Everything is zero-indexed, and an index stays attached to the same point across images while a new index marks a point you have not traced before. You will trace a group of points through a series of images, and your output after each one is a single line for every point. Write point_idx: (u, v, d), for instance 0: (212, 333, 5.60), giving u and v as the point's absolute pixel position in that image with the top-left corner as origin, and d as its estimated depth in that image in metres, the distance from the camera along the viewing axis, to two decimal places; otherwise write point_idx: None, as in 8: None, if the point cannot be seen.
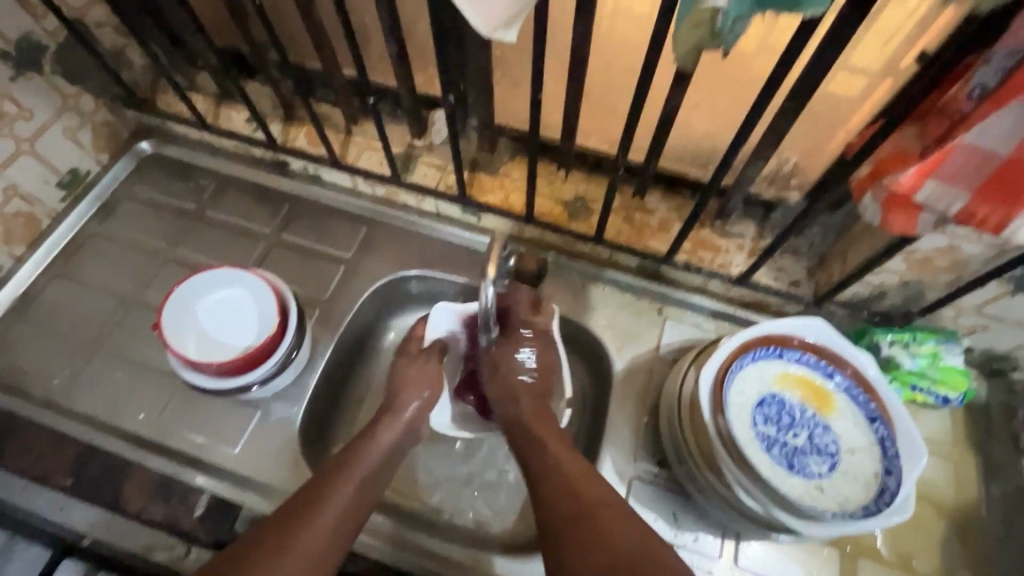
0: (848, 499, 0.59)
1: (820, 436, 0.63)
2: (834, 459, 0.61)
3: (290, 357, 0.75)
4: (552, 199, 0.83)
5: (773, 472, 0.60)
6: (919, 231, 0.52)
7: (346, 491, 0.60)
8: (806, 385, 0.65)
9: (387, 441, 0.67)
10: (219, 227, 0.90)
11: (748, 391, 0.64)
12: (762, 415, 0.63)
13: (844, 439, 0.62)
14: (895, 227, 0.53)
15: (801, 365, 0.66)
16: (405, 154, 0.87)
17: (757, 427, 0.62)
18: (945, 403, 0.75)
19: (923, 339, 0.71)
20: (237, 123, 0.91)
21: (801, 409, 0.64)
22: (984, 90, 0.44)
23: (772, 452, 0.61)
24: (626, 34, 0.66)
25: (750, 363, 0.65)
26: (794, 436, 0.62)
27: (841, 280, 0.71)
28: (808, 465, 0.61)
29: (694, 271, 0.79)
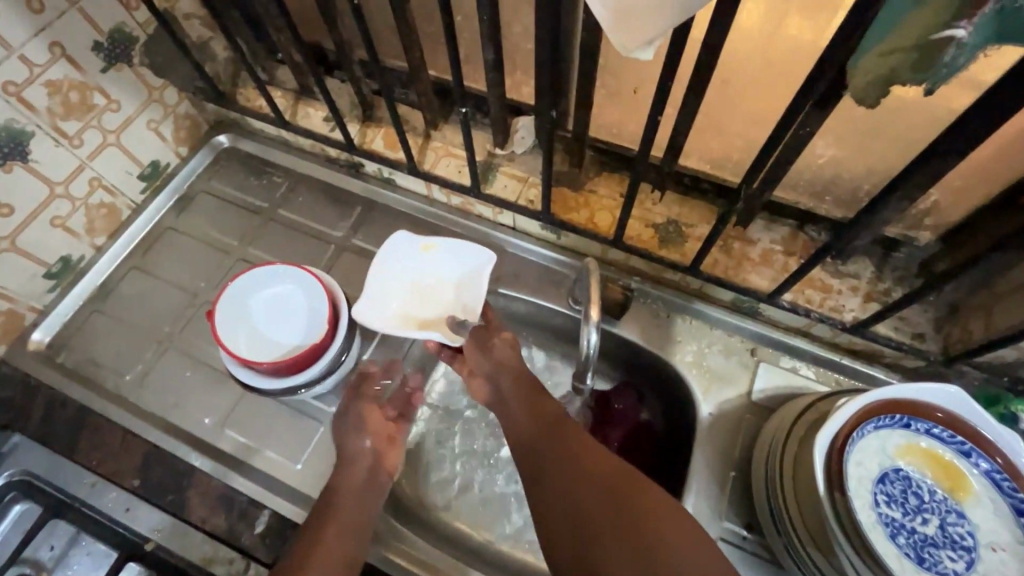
0: None
1: (953, 525, 0.54)
2: (971, 555, 0.53)
3: (338, 361, 0.70)
4: (642, 221, 0.77)
5: (900, 565, 0.52)
6: None
7: (335, 546, 0.57)
8: (936, 463, 0.57)
9: (358, 480, 0.64)
10: (291, 228, 0.88)
11: (868, 464, 0.56)
12: (885, 494, 0.55)
13: (983, 532, 0.54)
14: None
15: (932, 438, 0.57)
16: (485, 163, 0.82)
17: (879, 508, 0.54)
18: None
19: None
20: (314, 121, 0.88)
21: (931, 491, 0.56)
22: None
23: (898, 540, 0.53)
24: (755, 46, 0.58)
25: (871, 432, 0.57)
26: (922, 524, 0.54)
27: (984, 343, 0.61)
28: (941, 562, 0.52)
29: (800, 313, 0.71)
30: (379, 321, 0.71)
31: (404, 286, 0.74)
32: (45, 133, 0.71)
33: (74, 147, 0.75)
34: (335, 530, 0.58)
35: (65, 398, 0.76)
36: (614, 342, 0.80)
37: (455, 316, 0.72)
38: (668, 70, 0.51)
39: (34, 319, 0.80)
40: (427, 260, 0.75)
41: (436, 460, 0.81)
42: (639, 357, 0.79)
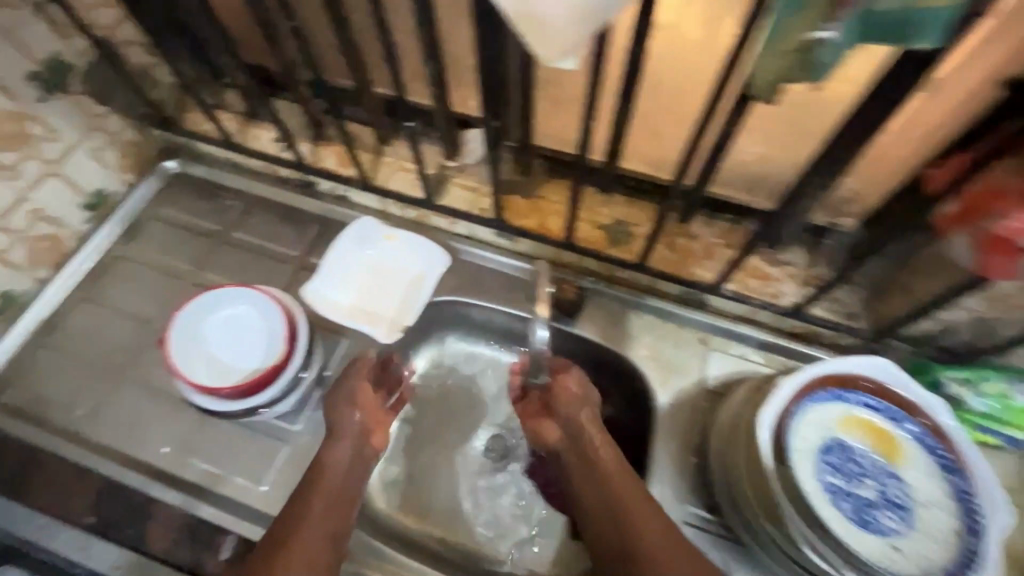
0: (926, 559, 0.54)
1: (890, 487, 0.58)
2: (908, 513, 0.57)
3: (299, 378, 0.70)
4: (591, 224, 0.80)
5: (843, 529, 0.55)
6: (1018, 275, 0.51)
7: (316, 522, 0.59)
8: (873, 430, 0.61)
9: (342, 457, 0.64)
10: (246, 250, 0.87)
11: (810, 437, 0.60)
12: (828, 464, 0.58)
13: (917, 492, 0.58)
14: (991, 271, 0.51)
15: (866, 409, 0.61)
16: (438, 175, 0.85)
17: (822, 477, 0.57)
18: (1011, 444, 0.70)
19: (994, 378, 0.65)
20: (265, 144, 0.89)
21: (868, 457, 0.59)
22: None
23: (841, 505, 0.56)
24: (678, 54, 0.62)
25: (810, 407, 0.61)
26: (863, 489, 0.57)
27: (907, 316, 0.66)
28: (880, 522, 0.56)
29: (743, 301, 0.75)
30: (321, 302, 0.78)
31: (358, 269, 0.81)
32: None
33: (12, 179, 0.73)
34: (316, 504, 0.60)
35: (12, 439, 0.73)
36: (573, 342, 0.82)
37: (392, 315, 0.79)
38: (597, 77, 0.54)
39: None
40: (387, 249, 0.82)
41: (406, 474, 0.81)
42: (597, 354, 0.81)
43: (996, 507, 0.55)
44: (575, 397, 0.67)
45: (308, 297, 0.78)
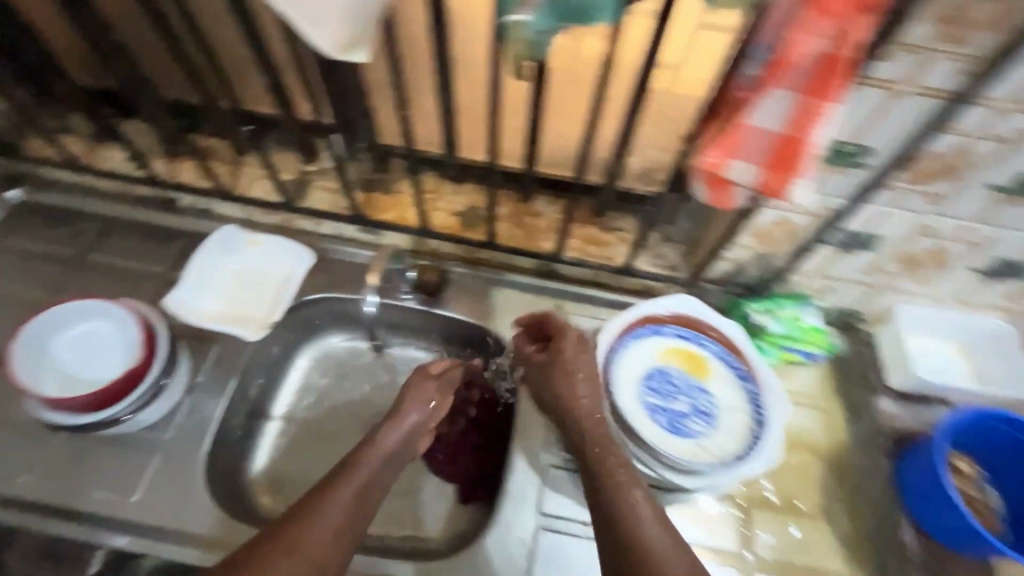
0: (725, 450, 0.65)
1: (699, 399, 0.69)
2: (712, 418, 0.67)
3: (161, 386, 0.71)
4: (447, 212, 0.88)
5: (660, 437, 0.65)
6: (736, 204, 0.54)
7: (341, 497, 0.58)
8: (687, 354, 0.72)
9: (393, 443, 0.64)
10: (106, 270, 0.86)
11: (634, 367, 0.69)
12: (648, 388, 0.68)
13: (720, 399, 0.69)
14: (715, 202, 0.54)
15: (680, 338, 0.72)
16: (298, 180, 0.89)
17: (643, 399, 0.67)
18: (811, 359, 0.84)
19: (784, 304, 0.80)
20: (117, 163, 0.89)
21: (683, 378, 0.70)
22: (746, 77, 0.46)
23: (658, 419, 0.66)
24: (483, 52, 0.72)
25: (632, 342, 0.71)
26: (677, 403, 0.68)
27: (707, 258, 0.78)
28: (690, 428, 0.66)
29: (584, 265, 0.85)
30: (186, 310, 0.79)
31: (225, 275, 0.83)
32: None
33: None
34: (352, 487, 0.59)
35: None
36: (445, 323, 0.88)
37: (258, 314, 0.80)
38: None
39: None
40: (251, 254, 0.84)
41: (292, 469, 0.83)
42: (468, 331, 0.87)
43: (776, 400, 0.68)
44: (585, 376, 0.64)
45: (171, 306, 0.79)
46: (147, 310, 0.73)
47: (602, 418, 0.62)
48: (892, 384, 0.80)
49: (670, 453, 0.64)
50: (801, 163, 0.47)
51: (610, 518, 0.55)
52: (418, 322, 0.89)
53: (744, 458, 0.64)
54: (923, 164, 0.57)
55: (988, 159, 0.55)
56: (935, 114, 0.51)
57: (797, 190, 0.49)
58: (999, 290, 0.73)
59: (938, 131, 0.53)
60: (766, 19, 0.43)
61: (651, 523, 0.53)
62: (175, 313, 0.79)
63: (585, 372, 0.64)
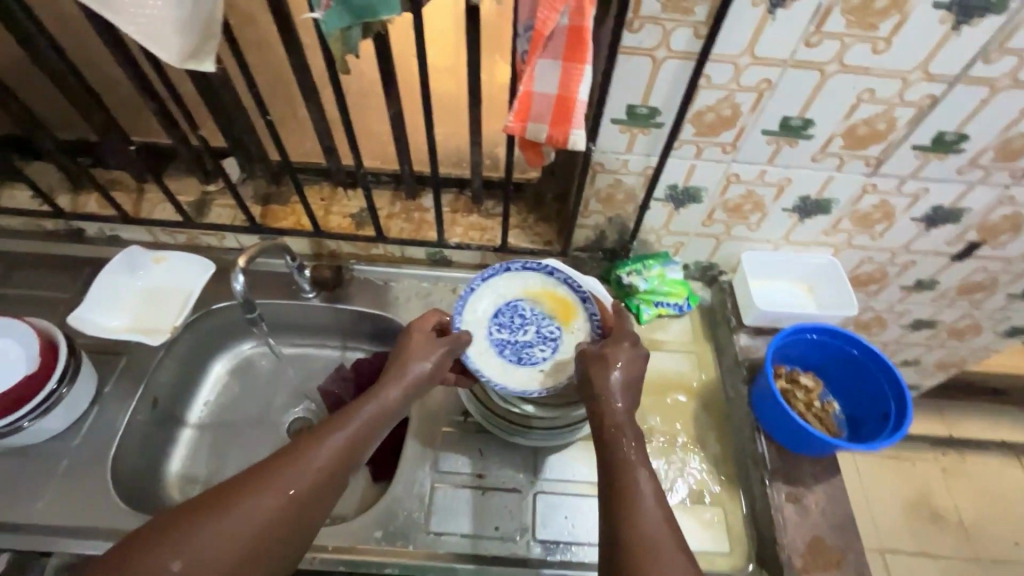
0: (564, 369, 0.75)
1: (546, 326, 0.79)
2: (556, 342, 0.77)
3: (58, 395, 0.74)
4: (341, 215, 0.95)
5: (503, 369, 0.75)
6: (548, 161, 0.65)
7: (338, 446, 0.60)
8: (537, 290, 0.81)
9: (391, 399, 0.65)
10: (14, 302, 0.90)
11: (485, 309, 0.79)
12: (497, 325, 0.78)
13: (563, 322, 0.79)
14: (531, 160, 0.65)
15: (528, 273, 0.81)
16: (198, 201, 0.95)
17: (492, 335, 0.77)
18: (679, 310, 0.94)
19: (651, 264, 0.91)
20: (21, 201, 0.94)
21: (531, 310, 0.80)
22: (522, 49, 0.56)
23: (504, 351, 0.76)
24: None
25: (483, 287, 0.80)
26: (523, 335, 0.78)
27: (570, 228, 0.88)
28: (535, 354, 0.77)
29: (468, 248, 0.93)
30: (89, 327, 0.83)
31: (131, 292, 0.88)
32: None
33: None
34: (346, 436, 0.61)
35: None
36: (349, 317, 0.95)
37: (160, 324, 0.85)
38: None
39: None
40: (156, 271, 0.90)
41: (209, 470, 0.87)
42: (373, 322, 0.95)
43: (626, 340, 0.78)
44: (625, 382, 0.67)
45: (75, 321, 0.83)
46: (50, 326, 0.78)
47: (630, 412, 0.65)
48: (748, 321, 0.90)
49: (512, 381, 0.74)
50: (572, 118, 0.57)
51: (630, 511, 0.56)
52: (325, 319, 0.96)
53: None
54: (704, 117, 0.68)
55: (751, 107, 0.67)
56: (691, 72, 0.63)
57: (579, 139, 0.58)
58: (814, 226, 0.84)
59: (699, 86, 0.65)
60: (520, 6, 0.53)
61: (651, 508, 0.57)
62: (78, 329, 0.83)
63: (623, 371, 0.67)
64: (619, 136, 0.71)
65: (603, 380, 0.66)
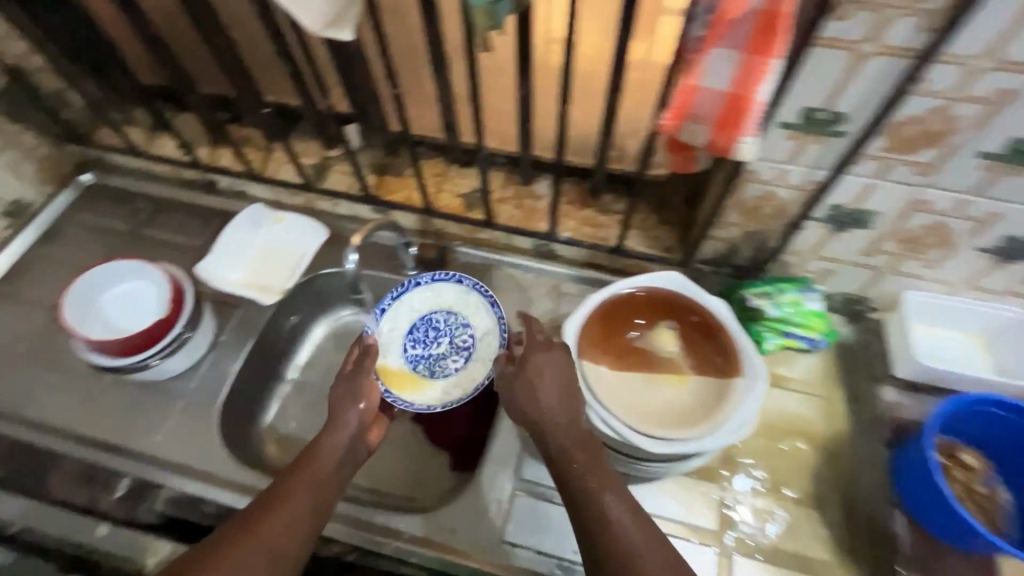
0: (472, 376, 0.82)
1: (460, 336, 0.86)
2: (467, 352, 0.85)
3: (183, 339, 0.80)
4: (451, 194, 0.92)
5: (417, 382, 0.83)
6: (695, 166, 0.57)
7: (300, 497, 0.61)
8: (453, 300, 0.87)
9: (337, 445, 0.67)
10: (153, 243, 0.98)
11: (399, 324, 0.86)
12: (412, 340, 0.85)
13: (478, 329, 0.85)
14: (677, 164, 0.57)
15: (439, 283, 0.87)
16: (319, 165, 0.97)
17: (408, 351, 0.85)
18: (812, 346, 0.82)
19: (785, 289, 0.79)
20: (168, 150, 1.00)
21: (440, 321, 0.87)
22: (692, 40, 0.47)
23: (419, 366, 0.84)
24: None
25: (393, 304, 0.86)
26: (436, 348, 0.85)
27: (697, 239, 0.79)
28: (448, 365, 0.84)
29: (577, 244, 0.87)
30: (214, 279, 0.89)
31: (251, 249, 0.92)
32: None
33: None
34: (310, 482, 0.62)
35: None
36: None
37: (275, 283, 0.89)
38: None
39: None
40: (275, 232, 0.94)
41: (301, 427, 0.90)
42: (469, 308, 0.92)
43: (754, 378, 0.66)
44: (555, 383, 0.61)
45: (203, 271, 0.89)
46: (179, 272, 0.83)
47: (569, 414, 0.59)
48: (898, 375, 0.76)
49: (427, 394, 0.81)
50: (744, 123, 0.48)
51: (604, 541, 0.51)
52: None
53: (713, 430, 0.62)
54: (902, 130, 0.56)
55: (972, 122, 0.53)
56: (902, 74, 0.50)
57: (748, 148, 0.49)
58: (1014, 274, 0.68)
59: (907, 92, 0.52)
60: None
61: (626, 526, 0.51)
62: (205, 280, 0.89)
63: (551, 381, 0.61)
64: (784, 143, 0.60)
65: (529, 399, 0.60)
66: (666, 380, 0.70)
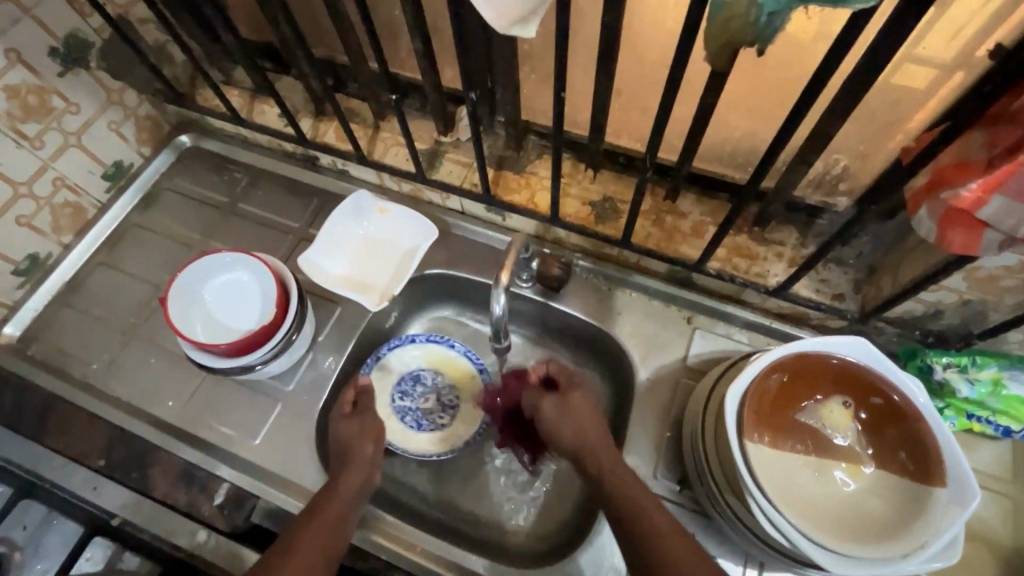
0: (460, 437, 0.81)
1: (446, 395, 0.83)
2: (453, 410, 0.83)
3: (289, 340, 0.74)
4: (579, 200, 0.80)
5: (403, 436, 0.81)
6: (983, 251, 0.45)
7: (314, 542, 0.58)
8: (440, 359, 0.85)
9: (353, 488, 0.64)
10: (248, 220, 0.91)
11: (389, 372, 0.84)
12: (399, 392, 0.83)
13: (464, 391, 0.83)
14: (955, 245, 0.45)
15: (432, 342, 0.85)
16: (431, 151, 0.86)
17: (395, 403, 0.83)
18: (1006, 435, 0.68)
19: (983, 364, 0.65)
20: (269, 118, 0.92)
21: (431, 377, 0.84)
22: None
23: (404, 419, 0.82)
24: (652, 32, 0.62)
25: (387, 352, 0.84)
26: (424, 403, 0.83)
27: (890, 296, 0.65)
28: (434, 421, 0.82)
29: (727, 279, 0.75)
30: (315, 274, 0.82)
31: (356, 241, 0.85)
32: (4, 136, 0.75)
33: (36, 148, 0.79)
34: (325, 521, 0.60)
35: (37, 386, 0.81)
36: (561, 318, 0.83)
37: (382, 287, 0.81)
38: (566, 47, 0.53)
39: (4, 314, 0.84)
40: (382, 224, 0.85)
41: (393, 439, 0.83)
42: (585, 331, 0.82)
43: (965, 493, 0.53)
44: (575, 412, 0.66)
45: (305, 261, 0.82)
46: (283, 265, 0.77)
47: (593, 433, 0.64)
48: None
49: (412, 449, 0.80)
50: None
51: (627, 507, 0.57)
52: (532, 312, 0.85)
53: (907, 553, 0.52)
54: None
55: None
56: None
57: None
58: None
59: None
60: None
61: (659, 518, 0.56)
62: (306, 273, 0.82)
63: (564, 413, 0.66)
64: None
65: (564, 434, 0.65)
66: (840, 467, 0.59)
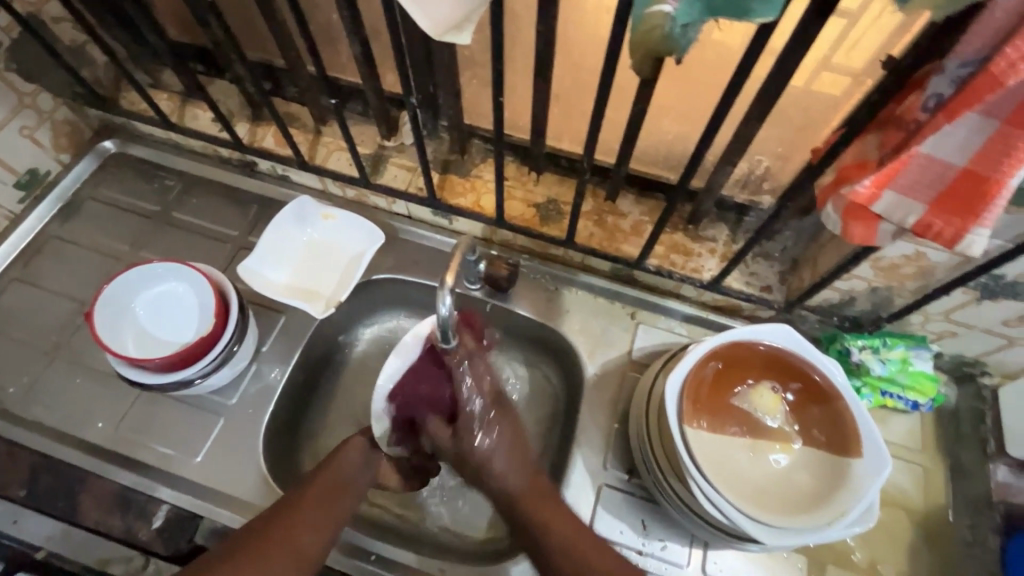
0: None
1: None
2: None
3: (231, 352, 0.72)
4: (525, 202, 0.82)
5: None
6: (879, 241, 0.50)
7: (313, 504, 0.60)
8: None
9: (352, 459, 0.66)
10: (183, 230, 0.87)
11: None
12: None
13: None
14: (855, 237, 0.50)
15: None
16: (375, 155, 0.85)
17: None
18: (914, 408, 0.75)
19: (892, 344, 0.71)
20: (203, 123, 0.88)
21: None
22: (938, 101, 0.42)
23: None
24: (586, 40, 0.64)
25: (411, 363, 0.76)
26: None
27: (811, 286, 0.70)
28: None
29: (666, 275, 0.78)
30: (258, 284, 0.80)
31: (298, 248, 0.84)
32: None
33: None
34: (322, 486, 0.62)
35: None
36: (510, 318, 0.84)
37: (328, 296, 0.80)
38: (502, 56, 0.54)
39: None
40: (326, 228, 0.84)
41: None
42: (535, 330, 0.84)
43: (879, 461, 0.59)
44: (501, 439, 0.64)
45: (244, 268, 0.79)
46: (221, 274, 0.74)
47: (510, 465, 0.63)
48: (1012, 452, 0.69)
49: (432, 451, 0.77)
50: (981, 207, 0.43)
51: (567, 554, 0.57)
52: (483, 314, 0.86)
53: (832, 520, 0.57)
54: None
55: None
56: None
57: (977, 241, 0.45)
58: None
59: None
60: (964, 37, 0.39)
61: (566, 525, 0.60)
62: (247, 284, 0.80)
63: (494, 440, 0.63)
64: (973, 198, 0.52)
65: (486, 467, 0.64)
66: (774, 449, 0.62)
